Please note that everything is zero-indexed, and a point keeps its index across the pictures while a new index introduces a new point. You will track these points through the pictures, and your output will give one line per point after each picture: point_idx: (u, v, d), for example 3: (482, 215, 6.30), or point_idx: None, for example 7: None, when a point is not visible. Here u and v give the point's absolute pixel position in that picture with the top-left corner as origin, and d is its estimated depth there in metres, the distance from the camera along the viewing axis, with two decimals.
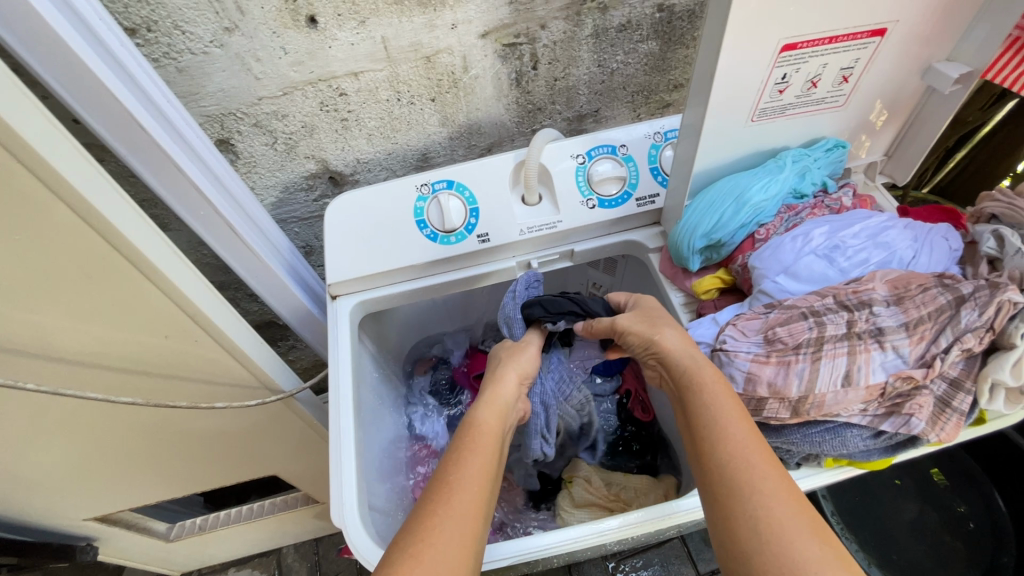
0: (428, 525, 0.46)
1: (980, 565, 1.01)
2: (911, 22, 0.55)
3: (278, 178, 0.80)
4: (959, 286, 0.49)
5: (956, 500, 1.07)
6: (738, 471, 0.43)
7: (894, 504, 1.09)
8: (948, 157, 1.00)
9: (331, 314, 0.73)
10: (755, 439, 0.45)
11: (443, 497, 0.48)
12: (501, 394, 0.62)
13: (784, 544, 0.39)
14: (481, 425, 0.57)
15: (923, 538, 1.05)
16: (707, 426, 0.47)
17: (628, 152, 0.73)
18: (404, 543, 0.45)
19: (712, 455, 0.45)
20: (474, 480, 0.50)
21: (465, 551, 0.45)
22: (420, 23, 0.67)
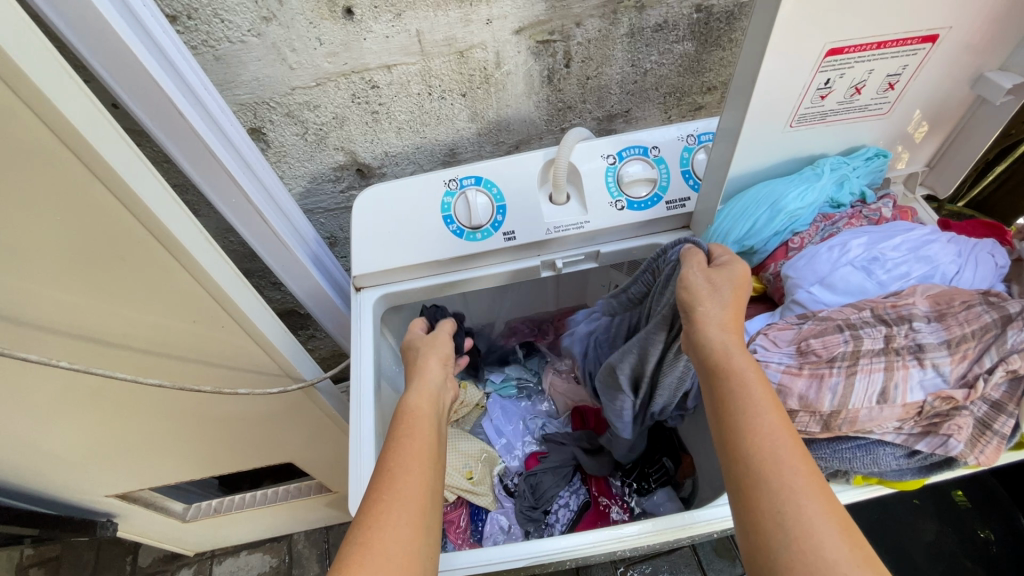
0: (370, 516, 0.48)
1: None
2: (964, 29, 0.54)
3: (307, 168, 0.81)
4: (1005, 305, 0.47)
5: (979, 523, 1.04)
6: (775, 465, 0.42)
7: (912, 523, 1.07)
8: (988, 169, 0.97)
9: (355, 306, 0.73)
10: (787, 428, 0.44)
11: (385, 486, 0.50)
12: (428, 378, 0.65)
13: (819, 545, 0.39)
14: (413, 411, 0.60)
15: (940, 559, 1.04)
16: (738, 415, 0.45)
17: (659, 153, 0.72)
18: (354, 535, 0.47)
19: (739, 447, 0.44)
20: (413, 464, 0.52)
21: (412, 536, 0.47)
22: (455, 17, 0.67)
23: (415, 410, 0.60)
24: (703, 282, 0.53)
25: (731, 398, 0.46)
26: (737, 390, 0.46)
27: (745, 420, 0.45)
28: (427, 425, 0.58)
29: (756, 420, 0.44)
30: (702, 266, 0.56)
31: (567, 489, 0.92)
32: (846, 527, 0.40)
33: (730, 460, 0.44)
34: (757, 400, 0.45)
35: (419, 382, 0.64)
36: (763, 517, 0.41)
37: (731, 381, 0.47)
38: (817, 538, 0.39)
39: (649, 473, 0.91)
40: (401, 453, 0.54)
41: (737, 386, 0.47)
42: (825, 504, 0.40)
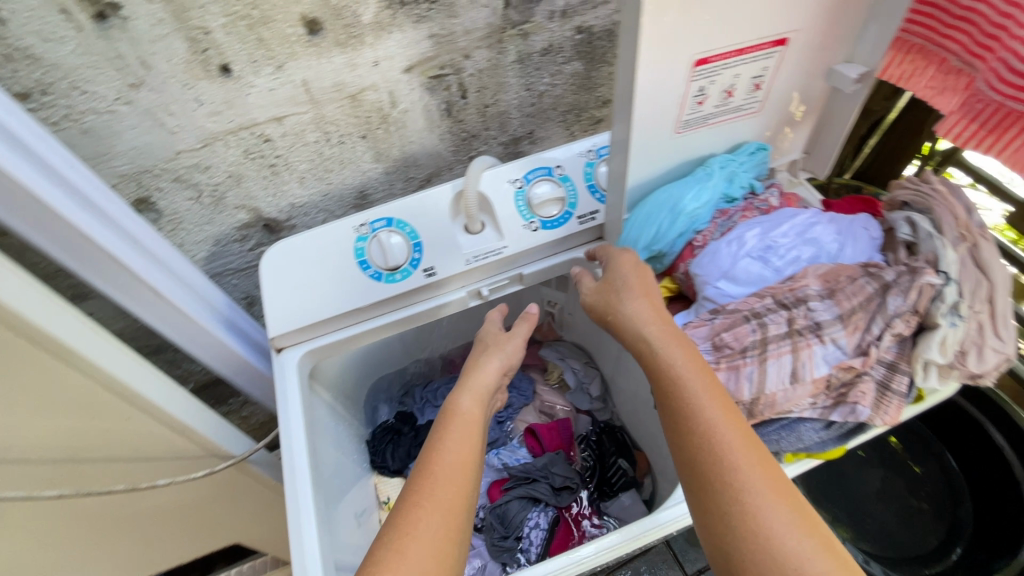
0: (410, 513, 0.49)
1: (944, 525, 1.07)
2: (807, 31, 0.59)
3: (208, 231, 0.77)
4: (882, 274, 0.52)
5: (912, 461, 1.14)
6: (717, 462, 0.45)
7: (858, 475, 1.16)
8: (864, 144, 1.11)
9: (278, 368, 0.70)
10: (733, 420, 0.46)
11: (423, 490, 0.50)
12: (478, 379, 0.66)
13: (765, 534, 0.42)
14: (462, 412, 0.60)
15: (890, 501, 1.13)
16: (680, 406, 0.48)
17: (564, 172, 0.74)
18: (389, 537, 0.47)
19: (683, 440, 0.47)
20: (455, 475, 0.52)
21: (445, 541, 0.47)
22: (340, 63, 0.66)
23: (472, 412, 0.61)
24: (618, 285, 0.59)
25: (678, 389, 0.49)
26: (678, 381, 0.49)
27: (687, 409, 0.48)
28: (473, 424, 0.59)
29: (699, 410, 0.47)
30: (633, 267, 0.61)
31: (534, 510, 0.90)
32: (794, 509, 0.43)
33: (682, 453, 0.47)
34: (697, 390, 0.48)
35: (466, 385, 0.65)
36: (713, 508, 0.44)
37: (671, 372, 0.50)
38: (764, 530, 0.42)
39: (609, 477, 0.93)
40: (442, 456, 0.54)
41: (681, 387, 0.49)
42: (771, 491, 0.43)
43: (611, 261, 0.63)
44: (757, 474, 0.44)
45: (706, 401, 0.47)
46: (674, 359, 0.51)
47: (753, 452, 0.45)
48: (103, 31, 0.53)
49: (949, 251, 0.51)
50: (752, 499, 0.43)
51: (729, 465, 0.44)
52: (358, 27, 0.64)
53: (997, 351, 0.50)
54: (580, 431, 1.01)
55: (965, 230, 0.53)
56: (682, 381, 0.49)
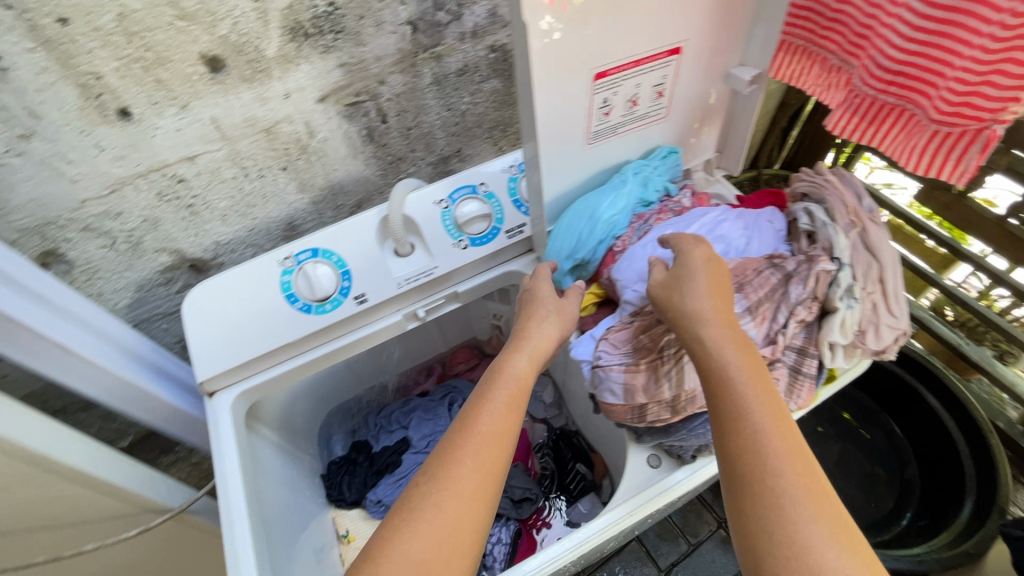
0: (452, 472, 0.47)
1: (897, 485, 1.15)
2: (698, 38, 0.62)
3: (128, 278, 0.74)
4: (785, 264, 0.55)
5: (863, 428, 1.22)
6: (760, 474, 0.41)
7: (818, 449, 1.23)
8: (787, 134, 1.24)
9: (211, 413, 0.68)
10: (781, 423, 0.43)
11: (466, 443, 0.49)
12: (539, 337, 0.60)
13: (803, 551, 0.37)
14: (515, 375, 0.56)
15: (850, 469, 1.19)
16: (727, 399, 0.45)
17: (488, 188, 0.75)
18: (428, 486, 0.47)
19: (724, 444, 0.44)
20: (499, 436, 0.50)
21: (478, 509, 0.47)
22: (249, 98, 0.65)
23: (523, 376, 0.57)
24: (671, 285, 0.53)
25: (726, 382, 0.45)
26: (726, 377, 0.45)
27: (730, 403, 0.44)
28: (524, 391, 0.55)
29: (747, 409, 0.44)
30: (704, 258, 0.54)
31: (496, 525, 0.91)
32: (842, 531, 0.38)
33: (722, 450, 0.44)
34: (746, 387, 0.45)
35: (525, 337, 0.60)
36: (750, 513, 0.40)
37: (720, 369, 0.46)
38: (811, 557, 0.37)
39: (567, 482, 0.94)
40: (484, 423, 0.51)
41: (729, 385, 0.45)
42: (814, 504, 0.39)
43: (680, 248, 0.56)
44: (810, 497, 0.39)
45: (756, 406, 0.43)
46: (731, 353, 0.47)
47: (797, 458, 0.41)
48: None
49: (840, 237, 0.54)
50: (795, 513, 0.39)
51: (775, 479, 0.40)
52: (263, 62, 0.63)
53: (893, 328, 0.54)
54: (537, 440, 1.02)
55: (854, 216, 0.57)
56: (738, 389, 0.45)
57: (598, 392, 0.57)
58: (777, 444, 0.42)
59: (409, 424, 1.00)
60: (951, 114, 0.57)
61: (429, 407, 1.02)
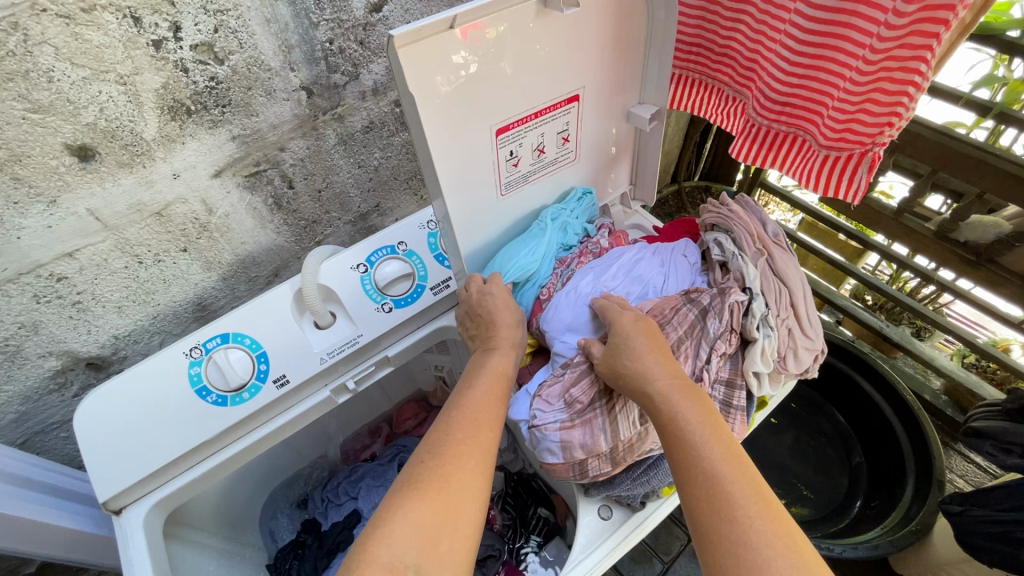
0: (454, 449, 0.47)
1: (847, 473, 1.19)
2: (595, 84, 0.64)
3: (11, 390, 0.66)
4: (699, 298, 0.56)
5: (810, 417, 1.27)
6: (714, 522, 0.39)
7: (771, 442, 1.26)
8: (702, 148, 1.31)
9: (119, 534, 0.60)
10: (740, 464, 0.41)
11: (464, 426, 0.49)
12: (511, 335, 0.61)
13: None
14: (497, 369, 0.57)
15: (803, 457, 1.23)
16: (683, 444, 0.43)
17: (408, 247, 0.73)
18: (433, 460, 0.46)
19: (684, 497, 0.42)
20: (490, 419, 0.51)
21: (483, 482, 0.46)
22: (132, 183, 0.60)
23: (501, 369, 0.58)
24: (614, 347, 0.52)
25: (680, 429, 0.44)
26: (681, 424, 0.44)
27: (685, 449, 0.43)
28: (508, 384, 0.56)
29: (703, 454, 0.42)
30: (632, 316, 0.54)
31: None
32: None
33: (685, 501, 0.42)
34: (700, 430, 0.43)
35: (498, 337, 0.61)
36: (715, 567, 0.38)
37: (672, 419, 0.45)
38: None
39: (530, 529, 0.91)
40: (473, 410, 0.51)
41: (684, 433, 0.43)
42: (779, 546, 0.37)
43: (607, 315, 0.55)
44: (772, 543, 0.37)
45: (712, 449, 0.42)
46: (682, 399, 0.46)
47: (758, 499, 0.39)
48: None
49: (751, 268, 0.56)
50: (759, 559, 0.36)
51: (730, 528, 0.38)
52: (142, 145, 0.59)
53: (810, 350, 0.56)
54: (494, 488, 0.99)
55: (760, 243, 0.59)
56: (690, 433, 0.43)
57: (537, 453, 0.55)
58: (732, 487, 0.40)
59: (358, 494, 0.94)
60: (837, 139, 0.60)
61: (377, 471, 0.96)
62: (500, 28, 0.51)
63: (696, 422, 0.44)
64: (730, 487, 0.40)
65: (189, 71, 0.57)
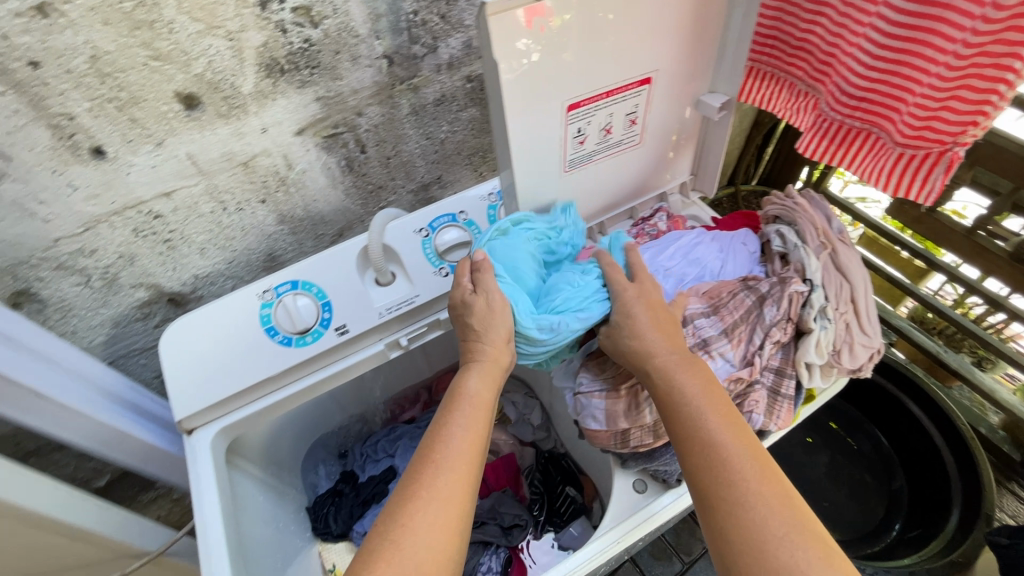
0: (410, 509, 0.44)
1: (884, 497, 1.14)
2: (668, 68, 0.64)
3: (104, 314, 0.73)
4: (759, 285, 0.56)
5: (848, 436, 1.22)
6: (714, 486, 0.42)
7: (806, 460, 1.21)
8: (762, 151, 1.28)
9: (189, 451, 0.66)
10: (738, 432, 0.45)
11: (425, 473, 0.47)
12: (493, 354, 0.57)
13: (766, 549, 0.39)
14: (472, 398, 0.53)
15: (838, 479, 1.18)
16: (686, 415, 0.47)
17: (468, 216, 0.75)
18: (385, 527, 0.44)
19: (685, 461, 0.45)
20: (459, 462, 0.48)
21: (446, 533, 0.44)
22: (225, 133, 0.66)
23: (476, 396, 0.54)
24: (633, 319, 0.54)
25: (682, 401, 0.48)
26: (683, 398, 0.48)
27: (689, 419, 0.46)
28: (484, 413, 0.53)
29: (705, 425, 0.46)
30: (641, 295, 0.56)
31: (486, 553, 0.87)
32: (805, 526, 0.40)
33: (686, 465, 0.45)
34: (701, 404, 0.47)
35: (477, 357, 0.56)
36: (714, 523, 0.42)
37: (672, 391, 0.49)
38: (772, 561, 0.38)
39: (558, 506, 0.93)
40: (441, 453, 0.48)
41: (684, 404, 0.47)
42: (774, 501, 0.41)
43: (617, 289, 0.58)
44: (767, 501, 0.41)
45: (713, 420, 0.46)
46: (680, 375, 0.49)
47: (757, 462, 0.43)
48: None
49: (813, 260, 0.56)
50: (756, 514, 0.40)
51: (729, 489, 0.42)
52: (239, 98, 0.64)
53: (866, 346, 0.55)
54: (525, 463, 1.02)
55: (825, 237, 0.59)
56: (687, 408, 0.47)
57: (581, 419, 0.59)
58: (729, 453, 0.44)
59: (396, 452, 0.99)
60: (915, 137, 0.59)
61: (415, 433, 1.01)
62: (564, 17, 0.51)
63: (694, 396, 0.48)
64: (728, 453, 0.44)
65: (287, 32, 0.62)
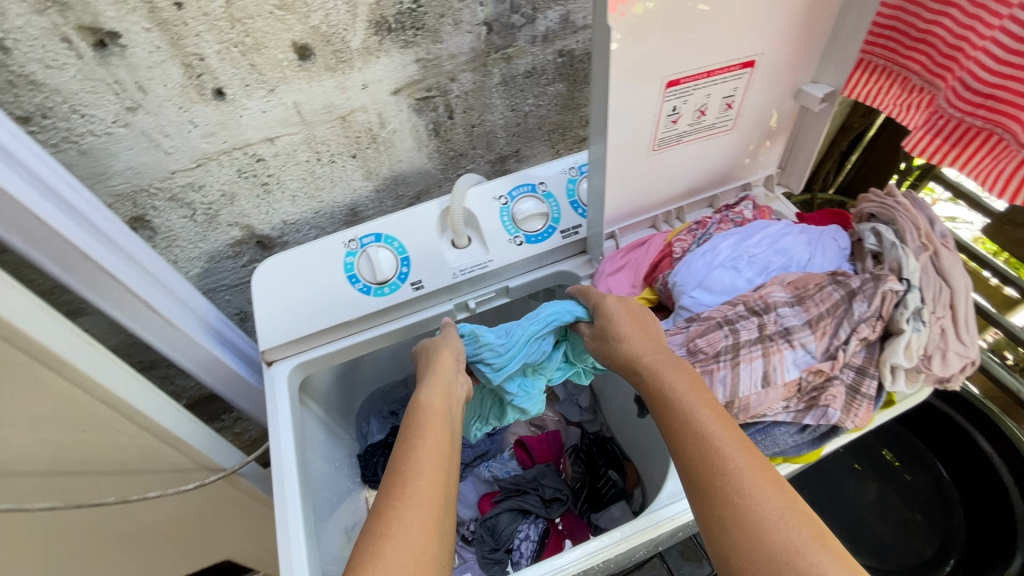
0: (388, 522, 0.45)
1: (938, 536, 1.04)
2: (773, 52, 0.63)
3: (202, 248, 0.79)
4: (849, 281, 0.55)
5: (904, 470, 1.11)
6: (708, 475, 0.43)
7: (853, 488, 1.11)
8: (845, 159, 1.19)
9: (268, 382, 0.71)
10: (725, 423, 0.46)
11: (398, 487, 0.48)
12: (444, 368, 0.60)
13: (758, 533, 0.40)
14: (429, 409, 0.56)
15: (886, 514, 1.07)
16: (676, 407, 0.48)
17: (547, 188, 0.76)
18: (365, 545, 0.44)
19: (678, 452, 0.46)
20: (429, 468, 0.50)
21: (427, 537, 0.45)
22: (330, 86, 0.69)
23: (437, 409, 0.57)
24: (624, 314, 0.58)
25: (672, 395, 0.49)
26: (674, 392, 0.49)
27: (681, 411, 0.47)
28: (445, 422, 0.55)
29: (697, 419, 0.47)
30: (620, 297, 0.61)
31: (524, 522, 0.91)
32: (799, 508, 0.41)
33: (678, 455, 0.46)
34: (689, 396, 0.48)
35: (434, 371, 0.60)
36: (708, 509, 0.43)
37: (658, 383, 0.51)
38: (768, 544, 0.39)
39: (599, 488, 0.94)
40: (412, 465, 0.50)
41: (674, 397, 0.48)
42: (766, 485, 0.42)
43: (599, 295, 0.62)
44: (759, 486, 0.42)
45: (702, 412, 0.47)
46: (665, 372, 0.51)
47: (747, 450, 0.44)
48: (102, 58, 0.56)
49: (911, 260, 0.54)
50: (751, 499, 0.41)
51: (721, 478, 0.43)
52: (347, 53, 0.67)
53: (959, 355, 0.53)
54: (570, 442, 1.02)
55: (927, 240, 0.56)
56: (677, 401, 0.48)
57: None
58: (721, 442, 0.44)
59: None
60: None
61: None
62: (647, 6, 0.51)
63: (682, 391, 0.49)
64: (719, 442, 0.45)
65: None
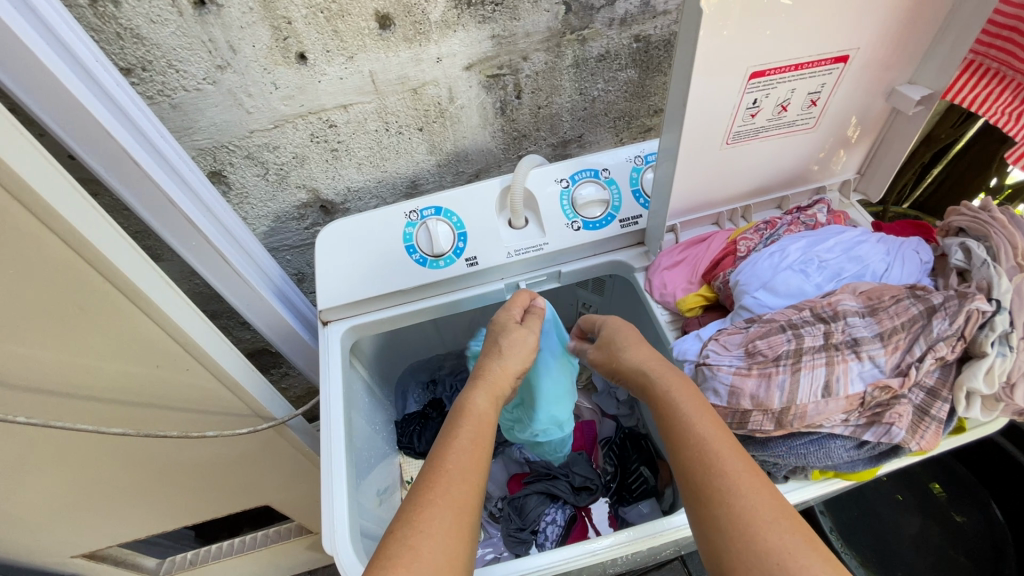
0: (423, 517, 0.46)
1: None
2: (870, 49, 0.59)
3: (270, 208, 0.82)
4: (930, 296, 0.51)
5: (955, 510, 1.04)
6: (703, 475, 0.44)
7: (893, 518, 1.06)
8: (926, 172, 1.12)
9: (323, 340, 0.74)
10: (722, 430, 0.47)
11: (436, 484, 0.48)
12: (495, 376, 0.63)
13: (751, 534, 0.40)
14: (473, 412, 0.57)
15: (926, 552, 1.02)
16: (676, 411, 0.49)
17: (610, 175, 0.75)
18: (401, 533, 0.45)
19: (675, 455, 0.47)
20: (470, 472, 0.50)
21: (460, 535, 0.45)
22: (406, 57, 0.70)
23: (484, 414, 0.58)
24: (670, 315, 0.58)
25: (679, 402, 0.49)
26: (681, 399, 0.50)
27: (679, 418, 0.48)
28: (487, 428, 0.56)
29: (698, 424, 0.47)
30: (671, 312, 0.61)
31: (552, 506, 0.92)
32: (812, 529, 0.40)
33: (674, 458, 0.47)
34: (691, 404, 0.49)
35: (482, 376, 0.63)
36: (704, 510, 0.43)
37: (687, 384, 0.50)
38: (755, 545, 0.39)
39: (629, 484, 0.94)
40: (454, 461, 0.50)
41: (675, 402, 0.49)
42: (761, 491, 0.42)
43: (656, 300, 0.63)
44: (753, 491, 0.42)
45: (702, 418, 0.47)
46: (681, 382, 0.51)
47: (744, 459, 0.45)
48: (200, 16, 0.59)
49: (1004, 279, 0.50)
50: (744, 501, 0.42)
51: (717, 478, 0.43)
52: (425, 25, 0.67)
53: None
54: (604, 433, 1.02)
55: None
56: (680, 405, 0.49)
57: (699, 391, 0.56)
58: (718, 446, 0.45)
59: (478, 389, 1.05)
60: None
61: None
62: None
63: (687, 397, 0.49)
64: (716, 446, 0.45)
65: None
